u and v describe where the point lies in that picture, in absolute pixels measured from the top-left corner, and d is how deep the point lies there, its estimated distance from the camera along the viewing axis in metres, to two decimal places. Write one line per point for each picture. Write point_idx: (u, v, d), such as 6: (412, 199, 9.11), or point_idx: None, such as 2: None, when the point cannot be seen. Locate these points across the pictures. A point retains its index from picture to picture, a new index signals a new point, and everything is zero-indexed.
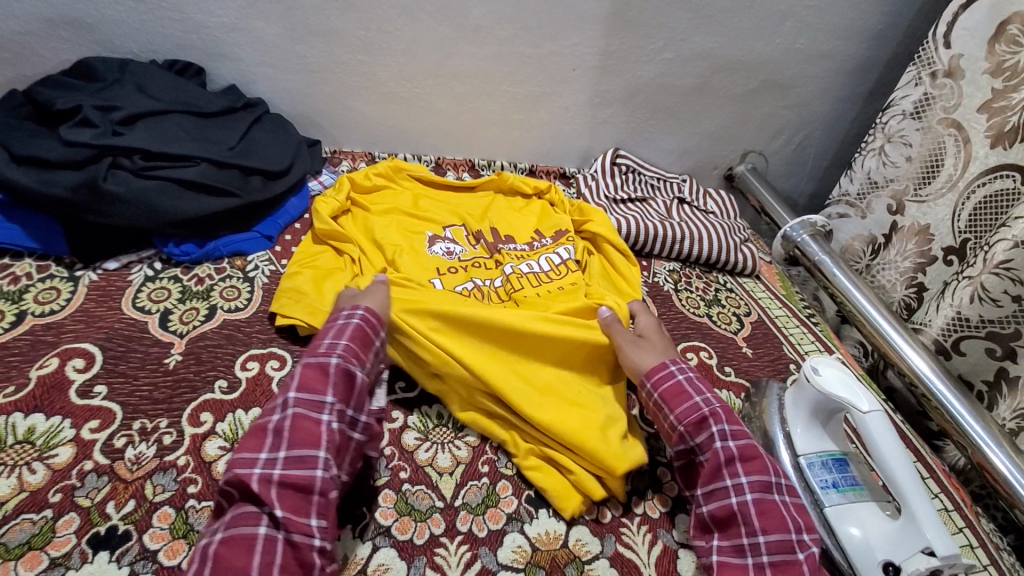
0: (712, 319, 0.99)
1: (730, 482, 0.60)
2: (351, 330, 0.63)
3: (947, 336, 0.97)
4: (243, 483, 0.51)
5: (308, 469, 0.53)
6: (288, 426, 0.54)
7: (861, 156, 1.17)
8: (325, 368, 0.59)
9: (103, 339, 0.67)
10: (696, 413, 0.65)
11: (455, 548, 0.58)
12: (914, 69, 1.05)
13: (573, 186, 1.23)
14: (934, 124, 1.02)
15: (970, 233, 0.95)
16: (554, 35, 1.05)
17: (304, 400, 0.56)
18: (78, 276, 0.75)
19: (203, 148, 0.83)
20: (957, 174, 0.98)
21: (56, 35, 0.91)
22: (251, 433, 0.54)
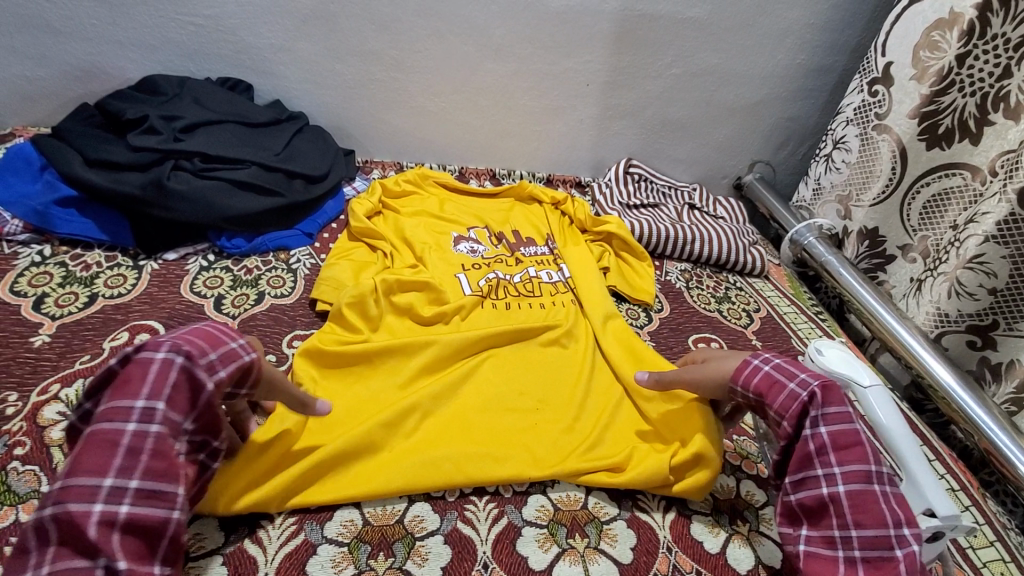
0: (722, 314, 1.04)
1: (822, 473, 0.58)
2: (239, 358, 0.54)
3: (930, 329, 1.03)
4: (76, 522, 0.43)
5: (161, 507, 0.47)
6: (148, 450, 0.47)
7: (814, 162, 1.28)
8: (198, 390, 0.51)
9: (167, 317, 0.75)
10: (795, 404, 0.61)
11: (481, 503, 0.64)
12: (859, 79, 1.16)
13: (588, 194, 1.30)
14: (870, 131, 1.12)
15: (924, 230, 1.05)
16: (569, 53, 1.14)
17: (170, 419, 0.49)
18: (141, 265, 0.82)
19: (253, 153, 0.92)
20: (898, 176, 1.08)
21: (123, 56, 1.01)
22: (94, 444, 0.45)
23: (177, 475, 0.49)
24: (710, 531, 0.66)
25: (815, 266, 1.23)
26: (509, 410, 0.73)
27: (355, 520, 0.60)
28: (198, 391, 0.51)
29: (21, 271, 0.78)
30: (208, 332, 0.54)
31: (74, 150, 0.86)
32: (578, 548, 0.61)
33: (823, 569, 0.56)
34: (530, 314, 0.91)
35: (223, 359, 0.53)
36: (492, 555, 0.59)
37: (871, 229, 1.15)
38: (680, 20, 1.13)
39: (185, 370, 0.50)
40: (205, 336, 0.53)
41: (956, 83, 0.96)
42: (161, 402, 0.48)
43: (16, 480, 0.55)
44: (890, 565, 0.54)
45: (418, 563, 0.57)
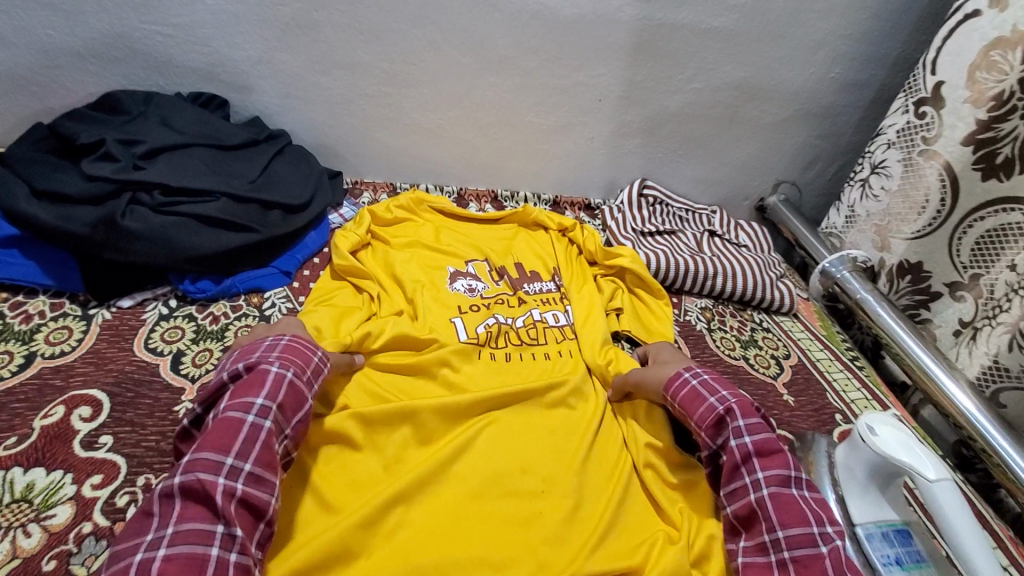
0: (749, 362, 0.93)
1: (747, 480, 0.60)
2: (327, 369, 0.65)
3: (986, 384, 0.94)
4: (204, 491, 0.48)
5: (264, 492, 0.52)
6: (262, 439, 0.53)
7: (847, 187, 1.18)
8: (301, 395, 0.59)
9: (111, 384, 0.64)
10: (713, 415, 0.66)
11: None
12: (903, 97, 1.04)
13: (598, 218, 1.19)
14: (916, 157, 1.01)
15: (976, 268, 0.94)
16: (580, 65, 1.03)
17: (279, 417, 0.56)
18: (91, 314, 0.72)
19: (223, 182, 0.82)
20: (945, 211, 0.97)
21: (83, 69, 0.91)
22: (223, 428, 0.52)
23: (277, 468, 0.54)
24: None
25: (847, 302, 1.12)
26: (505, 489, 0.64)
27: None
28: (302, 395, 0.60)
29: None
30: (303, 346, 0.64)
31: (19, 180, 0.76)
32: None
33: None
34: (533, 367, 0.81)
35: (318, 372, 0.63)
36: None
37: (912, 264, 1.05)
38: (704, 30, 1.02)
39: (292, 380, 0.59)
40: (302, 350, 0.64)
41: (1018, 109, 0.85)
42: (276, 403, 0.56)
43: None
44: (817, 564, 0.53)
45: None
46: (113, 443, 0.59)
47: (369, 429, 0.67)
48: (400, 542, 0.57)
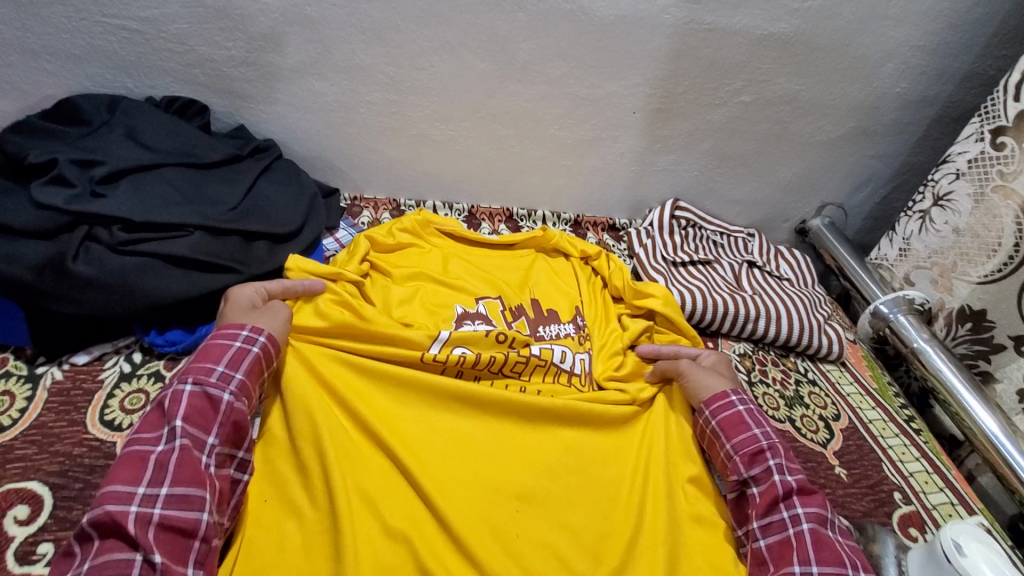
0: (796, 425, 0.82)
1: (786, 514, 0.60)
2: (247, 358, 0.60)
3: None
4: (115, 523, 0.46)
5: (192, 510, 0.49)
6: (174, 459, 0.50)
7: (903, 217, 1.05)
8: (212, 403, 0.55)
9: (56, 474, 0.53)
10: (755, 445, 0.66)
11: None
12: (976, 122, 0.91)
13: (624, 241, 1.08)
14: (988, 193, 0.90)
15: None
16: (614, 74, 0.89)
17: (191, 433, 0.53)
18: (38, 375, 0.61)
19: (198, 212, 0.70)
20: (1019, 258, 0.87)
21: (38, 68, 0.77)
22: (129, 461, 0.50)
23: (206, 480, 0.51)
24: None
25: (899, 347, 1.01)
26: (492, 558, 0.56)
27: None
28: (216, 403, 0.56)
29: None
30: (213, 347, 0.59)
31: None
32: None
33: None
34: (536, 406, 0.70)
35: (231, 367, 0.58)
36: None
37: (976, 310, 0.94)
38: (759, 38, 0.88)
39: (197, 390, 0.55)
40: (213, 354, 0.59)
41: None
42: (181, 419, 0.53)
43: None
44: None
45: None
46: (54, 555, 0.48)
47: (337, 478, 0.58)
48: None
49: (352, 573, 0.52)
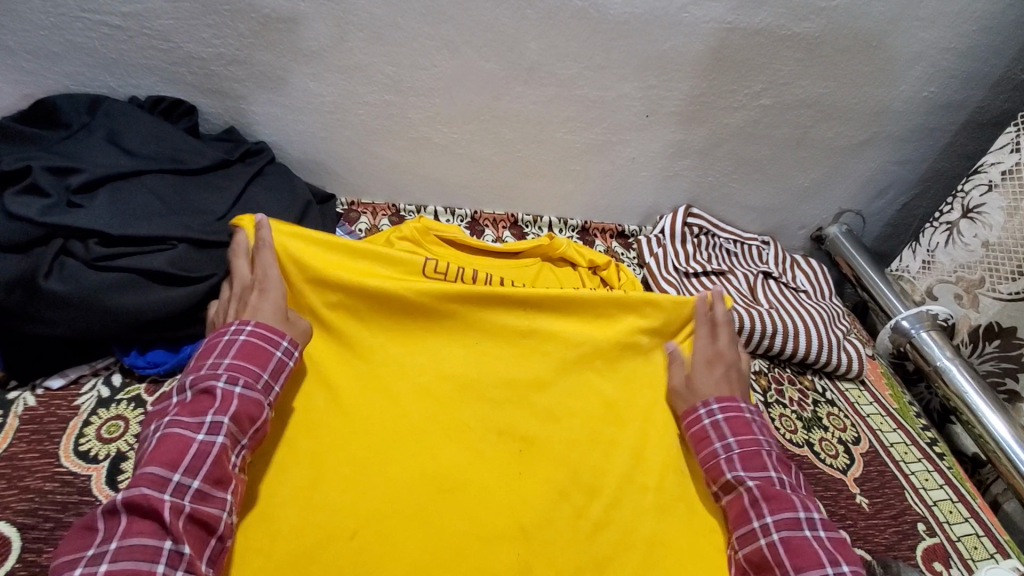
0: (814, 450, 0.78)
1: (756, 524, 0.59)
2: (287, 371, 0.59)
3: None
4: (149, 507, 0.45)
5: (216, 507, 0.49)
6: (213, 457, 0.49)
7: (928, 228, 1.00)
8: (259, 408, 0.54)
9: (23, 513, 0.49)
10: (713, 461, 0.65)
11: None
12: (1012, 131, 0.86)
13: (633, 249, 1.03)
14: (1023, 207, 0.85)
15: None
16: (628, 75, 0.84)
17: (234, 432, 0.52)
18: (10, 400, 0.57)
19: (182, 224, 0.65)
20: None
21: (13, 66, 0.73)
22: (170, 443, 0.48)
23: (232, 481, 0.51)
24: None
25: (920, 363, 0.96)
26: (493, 551, 0.58)
27: None
28: (260, 409, 0.55)
29: None
30: (252, 350, 0.57)
31: None
32: None
33: None
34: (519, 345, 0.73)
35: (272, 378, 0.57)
36: None
37: (1005, 327, 0.90)
38: (781, 38, 0.83)
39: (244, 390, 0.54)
40: (255, 353, 0.57)
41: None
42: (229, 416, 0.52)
43: None
44: None
45: None
46: None
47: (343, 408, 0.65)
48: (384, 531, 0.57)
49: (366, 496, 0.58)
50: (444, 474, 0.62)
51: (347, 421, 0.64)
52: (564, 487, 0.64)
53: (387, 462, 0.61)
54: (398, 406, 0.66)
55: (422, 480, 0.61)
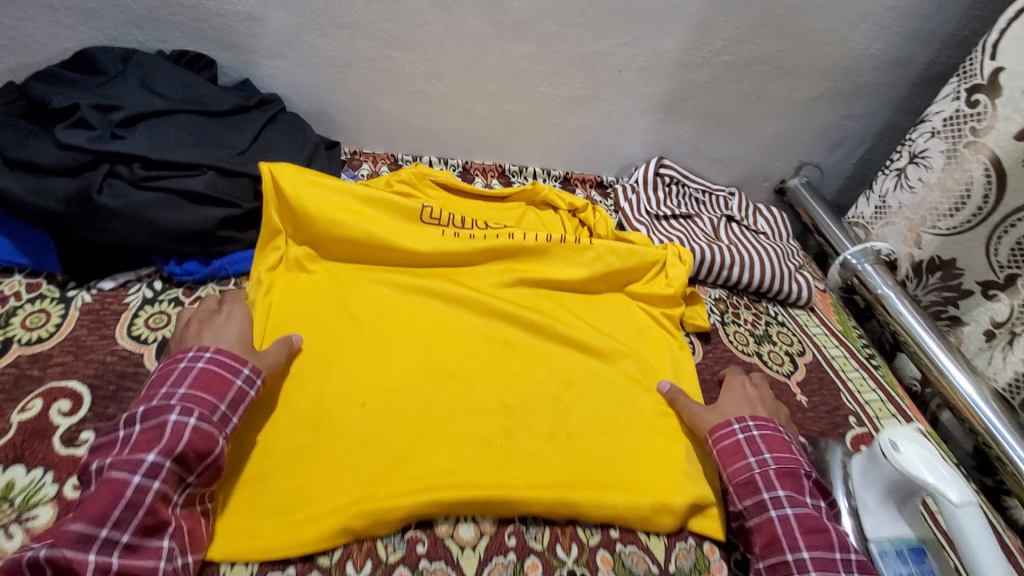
0: (763, 359, 0.89)
1: (790, 556, 0.57)
2: (244, 401, 0.57)
3: (1015, 393, 0.90)
4: (70, 565, 0.43)
5: (150, 557, 0.47)
6: (145, 505, 0.47)
7: (881, 175, 1.10)
8: (211, 445, 0.52)
9: (92, 376, 0.60)
10: (747, 475, 0.63)
11: (475, 545, 0.57)
12: (954, 82, 0.95)
13: (610, 197, 1.13)
14: (960, 149, 0.93)
15: (1014, 269, 0.89)
16: (602, 32, 0.94)
17: (175, 475, 0.49)
18: (70, 297, 0.68)
19: (210, 154, 0.75)
20: (987, 209, 0.91)
21: (56, 21, 0.82)
22: (101, 491, 0.46)
23: (168, 527, 0.49)
24: None
25: (865, 295, 1.08)
26: (480, 423, 0.68)
27: None
28: (211, 443, 0.52)
29: None
30: (210, 377, 0.55)
31: None
32: None
33: None
34: (500, 276, 0.87)
35: (230, 409, 0.55)
36: None
37: (945, 260, 0.99)
38: None
39: (197, 426, 0.51)
40: (211, 383, 0.55)
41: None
42: (172, 460, 0.49)
43: None
44: None
45: None
46: (95, 441, 0.56)
47: (351, 316, 0.75)
48: (388, 407, 0.67)
49: (373, 381, 0.69)
50: (435, 366, 0.72)
51: (355, 325, 0.74)
52: (539, 380, 0.75)
53: (384, 356, 0.72)
54: (397, 317, 0.77)
55: (416, 370, 0.71)
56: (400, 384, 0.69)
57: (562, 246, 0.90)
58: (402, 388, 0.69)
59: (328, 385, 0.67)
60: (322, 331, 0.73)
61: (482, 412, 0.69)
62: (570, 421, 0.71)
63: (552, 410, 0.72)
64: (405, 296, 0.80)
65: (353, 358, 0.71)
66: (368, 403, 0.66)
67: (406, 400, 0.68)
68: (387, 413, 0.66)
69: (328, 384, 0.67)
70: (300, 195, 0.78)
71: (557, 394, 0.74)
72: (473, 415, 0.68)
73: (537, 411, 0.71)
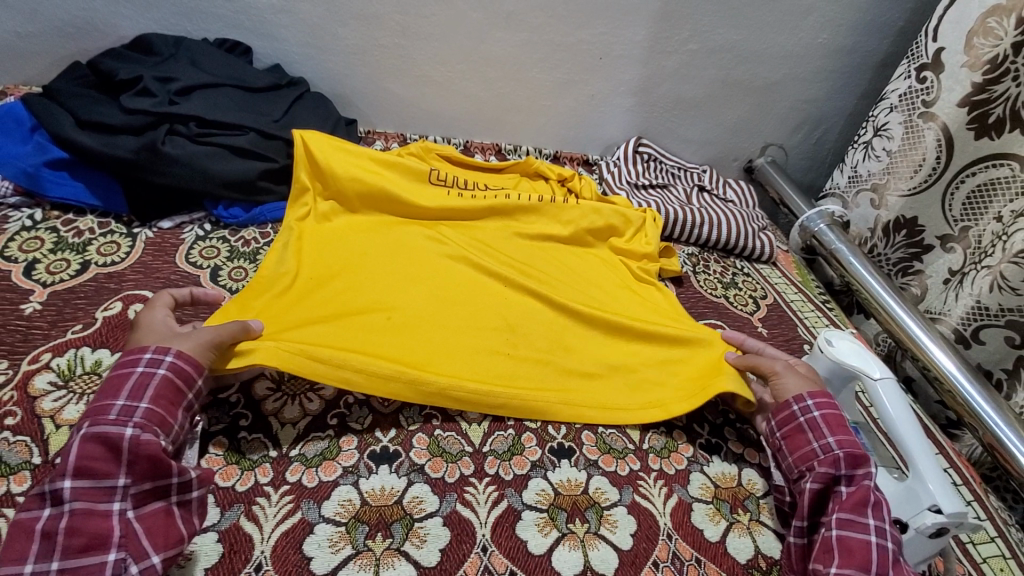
0: (729, 300, 1.01)
1: (874, 523, 0.58)
2: (151, 385, 0.54)
3: (967, 324, 1.02)
4: None
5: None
6: (63, 530, 0.46)
7: (853, 149, 1.26)
8: (111, 442, 0.50)
9: (160, 288, 0.74)
10: (857, 448, 0.64)
11: (480, 422, 0.69)
12: (905, 65, 1.12)
13: (595, 172, 1.27)
14: (916, 119, 1.09)
15: (966, 221, 1.04)
16: (585, 23, 1.09)
17: (82, 489, 0.48)
18: (136, 233, 0.81)
19: (252, 119, 0.89)
20: (941, 168, 1.06)
21: (116, 12, 0.97)
22: (15, 535, 0.46)
23: (109, 542, 0.47)
24: (710, 518, 0.65)
25: (823, 253, 1.21)
26: (488, 339, 0.77)
27: (354, 500, 0.58)
28: (116, 442, 0.50)
29: (12, 235, 0.76)
30: (113, 380, 0.54)
31: (64, 110, 0.82)
32: (578, 533, 0.60)
33: None
34: (497, 231, 0.97)
35: (132, 397, 0.52)
36: (491, 538, 0.58)
37: (908, 219, 1.14)
38: None
39: (90, 434, 0.49)
40: (113, 386, 0.53)
41: (1010, 72, 0.94)
42: (70, 475, 0.48)
43: (7, 451, 0.54)
44: None
45: (416, 544, 0.56)
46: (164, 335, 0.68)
47: (366, 258, 0.85)
48: (399, 329, 0.75)
49: (386, 308, 0.77)
50: (443, 297, 0.82)
51: (369, 264, 0.84)
52: (539, 308, 0.84)
53: (398, 290, 0.81)
54: (406, 259, 0.87)
55: (427, 300, 0.81)
56: (408, 311, 0.78)
57: (550, 205, 1.00)
58: (411, 315, 0.78)
59: (346, 309, 0.76)
60: (342, 266, 0.82)
61: (483, 334, 0.78)
62: (568, 340, 0.80)
63: (547, 334, 0.80)
64: (414, 242, 0.90)
65: (367, 291, 0.79)
66: (381, 323, 0.75)
67: (414, 325, 0.76)
68: (398, 334, 0.74)
69: (346, 310, 0.76)
70: (325, 154, 0.91)
71: (550, 320, 0.82)
72: (476, 335, 0.77)
73: (532, 333, 0.79)
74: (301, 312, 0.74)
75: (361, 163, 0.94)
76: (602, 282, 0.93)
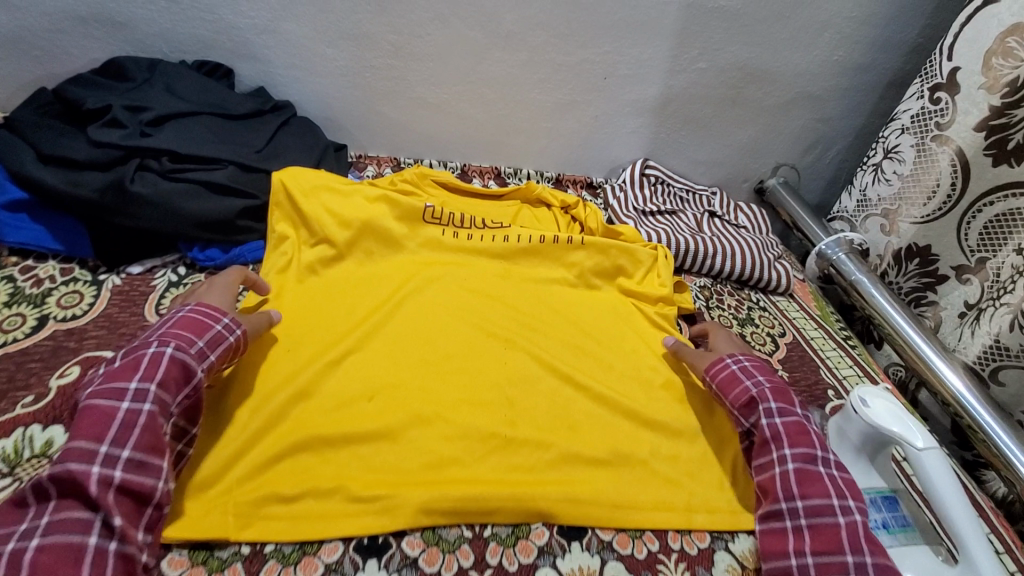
0: (746, 339, 0.95)
1: (775, 456, 0.63)
2: (225, 344, 0.61)
3: (985, 364, 0.96)
4: (74, 480, 0.47)
5: (148, 478, 0.51)
6: (141, 425, 0.51)
7: (862, 171, 1.19)
8: (189, 374, 0.56)
9: (125, 346, 0.67)
10: (746, 395, 0.68)
11: None
12: (918, 83, 1.06)
13: (600, 196, 1.20)
14: (928, 142, 1.03)
15: (983, 252, 0.96)
16: (587, 42, 1.02)
17: (161, 399, 0.53)
18: (101, 280, 0.75)
19: (232, 151, 0.82)
20: (956, 195, 0.99)
21: (85, 33, 0.90)
22: (95, 416, 0.50)
23: (163, 451, 0.53)
24: None
25: (842, 283, 1.14)
26: (484, 413, 0.69)
27: None
28: (188, 374, 0.56)
29: None
30: (190, 320, 0.60)
31: (23, 145, 0.75)
32: None
33: (774, 542, 0.60)
34: (498, 276, 0.89)
35: (210, 345, 0.59)
36: None
37: (921, 247, 1.07)
38: (710, 10, 1.02)
39: (175, 358, 0.55)
40: (191, 325, 0.59)
41: None
42: (155, 384, 0.53)
43: None
44: (833, 534, 0.56)
45: None
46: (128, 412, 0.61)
47: (352, 314, 0.77)
48: (387, 403, 0.67)
49: (372, 377, 0.70)
50: (437, 361, 0.74)
51: (355, 321, 0.76)
52: (541, 372, 0.76)
53: (387, 353, 0.73)
54: (397, 313, 0.79)
55: (419, 366, 0.73)
56: (397, 380, 0.70)
57: (554, 246, 0.93)
58: (401, 384, 0.70)
59: (329, 379, 0.68)
60: (327, 325, 0.75)
61: (480, 405, 0.70)
62: (575, 412, 0.72)
63: (552, 403, 0.72)
64: (406, 292, 0.82)
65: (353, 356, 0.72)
66: (367, 397, 0.67)
67: (404, 397, 0.68)
68: (386, 409, 0.66)
69: (329, 380, 0.68)
70: (309, 196, 0.84)
71: (555, 386, 0.75)
72: (472, 407, 0.69)
73: (535, 403, 0.72)
74: (279, 383, 0.66)
75: (349, 201, 0.87)
76: (611, 333, 0.85)
